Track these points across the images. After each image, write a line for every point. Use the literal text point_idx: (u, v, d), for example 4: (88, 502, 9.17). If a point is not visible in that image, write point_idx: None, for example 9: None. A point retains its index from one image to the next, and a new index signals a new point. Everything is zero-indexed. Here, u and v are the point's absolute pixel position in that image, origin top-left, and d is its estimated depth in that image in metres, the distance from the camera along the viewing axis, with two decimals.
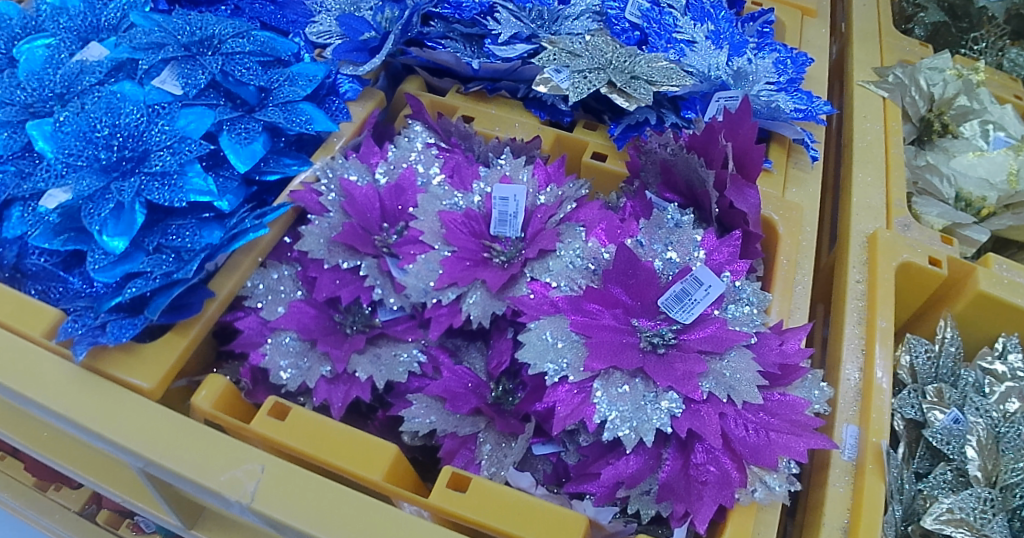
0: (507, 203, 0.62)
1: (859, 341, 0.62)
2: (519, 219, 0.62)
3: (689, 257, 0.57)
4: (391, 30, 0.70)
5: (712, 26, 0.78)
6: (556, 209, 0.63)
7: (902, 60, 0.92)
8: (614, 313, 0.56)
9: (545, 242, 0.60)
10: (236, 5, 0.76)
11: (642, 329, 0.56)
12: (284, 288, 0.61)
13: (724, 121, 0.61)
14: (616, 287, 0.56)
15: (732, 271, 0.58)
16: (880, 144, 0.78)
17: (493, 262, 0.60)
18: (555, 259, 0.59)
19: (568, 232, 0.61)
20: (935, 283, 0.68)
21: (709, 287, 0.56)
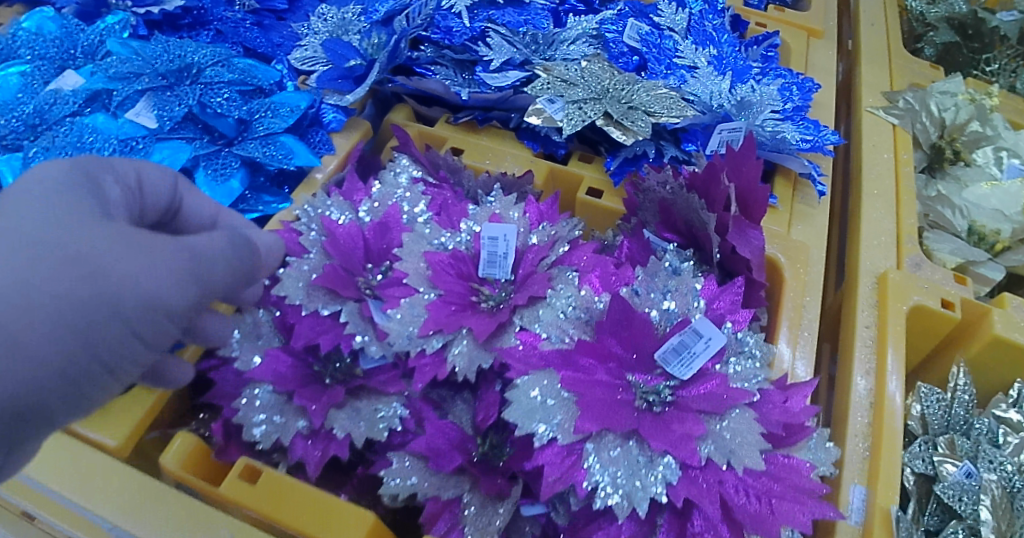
0: (497, 243, 0.58)
1: (868, 391, 0.59)
2: (509, 261, 0.58)
3: (690, 308, 0.54)
4: (378, 57, 0.66)
5: (714, 51, 0.76)
6: (547, 253, 0.59)
7: (912, 83, 0.89)
8: (608, 367, 0.53)
9: (537, 289, 0.56)
10: (218, 29, 0.72)
11: (637, 383, 0.52)
12: (262, 335, 0.58)
13: (727, 159, 0.57)
14: (609, 339, 0.53)
15: (733, 322, 0.54)
16: (890, 175, 0.74)
17: (480, 307, 0.57)
18: (546, 307, 0.56)
19: (560, 277, 0.57)
20: (948, 327, 0.64)
21: (710, 340, 0.52)
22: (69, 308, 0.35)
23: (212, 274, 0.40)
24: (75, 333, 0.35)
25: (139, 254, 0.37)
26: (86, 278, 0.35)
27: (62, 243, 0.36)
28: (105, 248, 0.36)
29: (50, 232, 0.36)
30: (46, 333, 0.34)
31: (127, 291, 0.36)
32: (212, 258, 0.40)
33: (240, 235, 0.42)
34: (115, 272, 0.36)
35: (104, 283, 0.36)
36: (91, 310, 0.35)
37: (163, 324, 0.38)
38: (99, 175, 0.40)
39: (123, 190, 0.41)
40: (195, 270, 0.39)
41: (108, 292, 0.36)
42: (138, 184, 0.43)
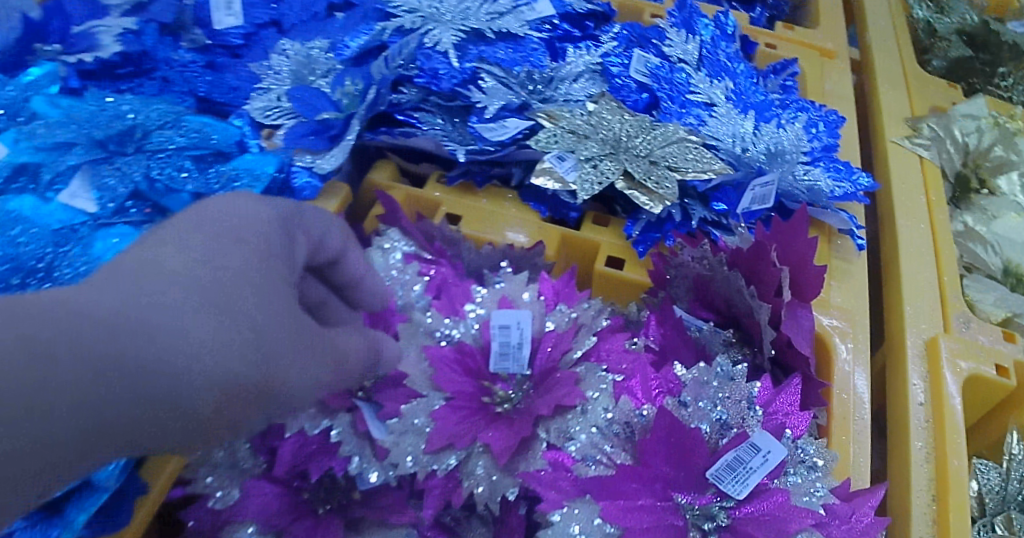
0: (510, 331, 0.50)
1: (928, 481, 0.51)
2: (524, 350, 0.51)
3: (743, 414, 0.47)
4: (358, 109, 0.62)
5: (731, 83, 0.73)
6: (568, 346, 0.51)
7: (932, 108, 0.84)
8: (654, 489, 0.43)
9: (565, 395, 0.47)
10: (165, 76, 0.67)
11: (686, 505, 0.43)
12: (245, 460, 0.50)
13: (772, 233, 0.50)
14: (655, 458, 0.43)
15: (791, 428, 0.47)
16: (924, 219, 0.69)
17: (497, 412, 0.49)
18: (578, 419, 0.47)
19: (588, 379, 0.49)
20: (1002, 394, 0.57)
21: (769, 453, 0.45)
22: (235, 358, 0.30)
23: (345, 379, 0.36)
24: (226, 403, 0.30)
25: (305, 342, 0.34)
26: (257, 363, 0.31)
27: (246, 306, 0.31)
28: (281, 329, 0.32)
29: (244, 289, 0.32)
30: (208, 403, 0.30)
31: (281, 386, 0.32)
32: (351, 362, 0.36)
33: (372, 342, 0.38)
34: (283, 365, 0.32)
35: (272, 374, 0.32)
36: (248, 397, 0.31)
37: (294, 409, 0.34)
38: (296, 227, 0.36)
39: (308, 248, 0.37)
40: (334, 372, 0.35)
41: (269, 384, 0.32)
42: (322, 240, 0.39)
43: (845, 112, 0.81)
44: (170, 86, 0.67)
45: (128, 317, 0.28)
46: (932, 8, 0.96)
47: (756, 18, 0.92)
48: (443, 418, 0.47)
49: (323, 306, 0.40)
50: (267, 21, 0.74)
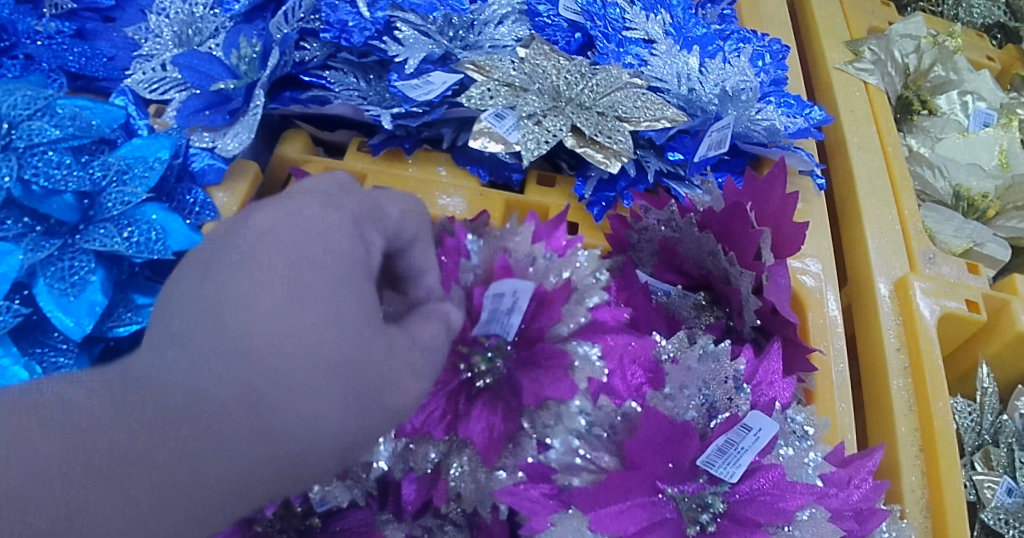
0: (504, 299, 0.40)
1: (913, 431, 0.50)
2: (512, 321, 0.42)
3: (730, 394, 0.42)
4: (258, 84, 0.53)
5: (667, 16, 0.66)
6: (561, 319, 0.42)
7: (871, 28, 0.81)
8: (642, 482, 0.37)
9: (550, 387, 0.40)
10: (27, 53, 0.57)
11: (677, 495, 0.38)
12: None
13: (744, 189, 0.47)
14: (644, 456, 0.38)
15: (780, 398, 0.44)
16: (878, 149, 0.66)
17: (474, 388, 0.41)
18: (563, 416, 0.40)
19: (582, 370, 0.41)
20: (970, 329, 0.57)
21: (760, 430, 0.40)
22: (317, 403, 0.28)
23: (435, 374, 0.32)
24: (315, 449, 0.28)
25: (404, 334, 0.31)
26: (368, 387, 0.29)
27: (353, 332, 0.28)
28: (370, 365, 0.29)
29: (342, 302, 0.28)
30: (332, 424, 0.28)
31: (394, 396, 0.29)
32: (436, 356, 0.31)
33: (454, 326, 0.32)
34: (395, 372, 0.29)
35: (382, 384, 0.29)
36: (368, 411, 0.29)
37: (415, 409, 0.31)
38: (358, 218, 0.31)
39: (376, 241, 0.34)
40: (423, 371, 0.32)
41: (384, 394, 0.29)
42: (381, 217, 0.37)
43: (784, 38, 0.76)
44: (34, 64, 0.56)
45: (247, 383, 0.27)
46: None
47: None
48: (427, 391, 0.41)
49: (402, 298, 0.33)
50: None
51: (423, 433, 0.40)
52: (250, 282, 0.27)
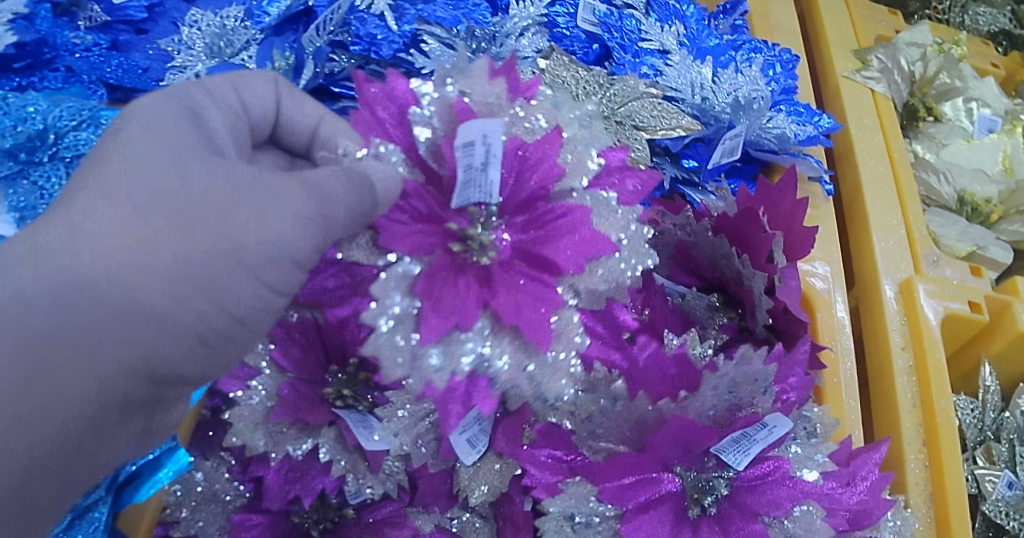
0: (475, 149, 0.35)
1: (917, 426, 0.53)
2: (493, 174, 0.37)
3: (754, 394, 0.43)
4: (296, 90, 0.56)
5: (682, 27, 0.69)
6: (560, 175, 0.39)
7: (877, 37, 0.84)
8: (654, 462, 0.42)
9: (582, 246, 0.39)
10: (67, 65, 0.59)
11: (683, 472, 0.42)
12: (226, 493, 0.46)
13: (757, 195, 0.49)
14: (670, 443, 0.40)
15: (790, 396, 0.46)
16: (884, 155, 0.69)
17: (482, 268, 0.38)
18: (600, 275, 0.39)
19: (605, 217, 0.40)
20: (972, 328, 0.59)
21: (774, 426, 0.43)
22: (178, 263, 0.32)
23: (336, 217, 0.35)
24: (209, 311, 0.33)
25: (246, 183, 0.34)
26: (205, 229, 0.33)
27: (175, 186, 0.33)
28: (223, 206, 0.33)
29: (134, 185, 0.33)
30: (160, 287, 0.31)
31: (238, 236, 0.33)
32: (336, 192, 0.35)
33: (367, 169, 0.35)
34: (225, 211, 0.33)
35: (220, 223, 0.33)
36: (215, 257, 0.32)
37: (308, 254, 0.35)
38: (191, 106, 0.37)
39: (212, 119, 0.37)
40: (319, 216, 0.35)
41: (225, 235, 0.33)
42: (240, 104, 0.39)
43: (793, 47, 0.79)
44: (75, 75, 0.58)
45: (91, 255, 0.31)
46: None
47: None
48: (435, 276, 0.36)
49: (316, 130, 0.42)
50: None
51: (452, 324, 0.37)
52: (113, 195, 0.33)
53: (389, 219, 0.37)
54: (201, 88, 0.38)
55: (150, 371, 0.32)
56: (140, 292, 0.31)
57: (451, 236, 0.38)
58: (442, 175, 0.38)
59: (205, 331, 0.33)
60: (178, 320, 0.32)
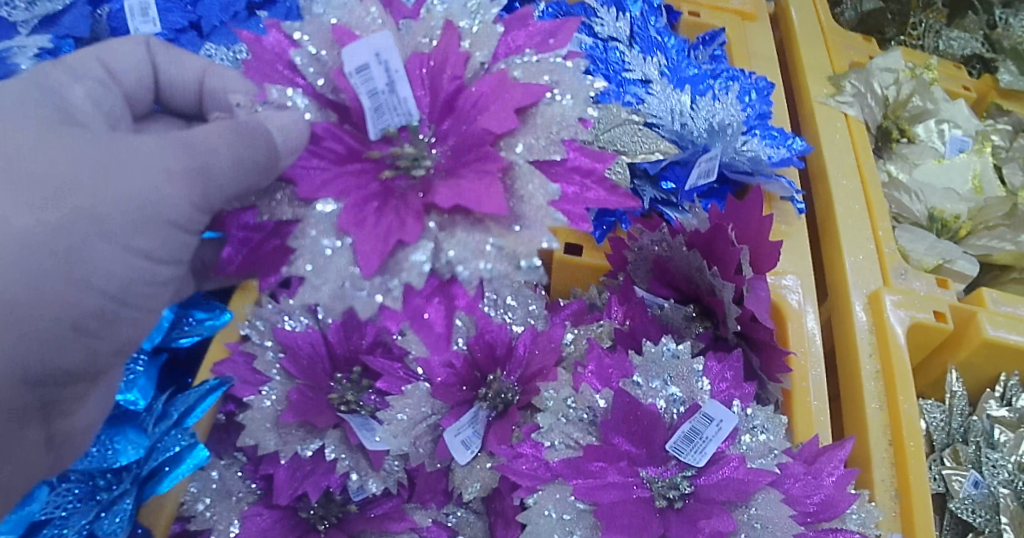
0: (370, 70, 0.38)
1: (884, 428, 0.56)
2: (403, 90, 0.39)
3: (695, 391, 0.50)
4: None
5: (663, 58, 0.74)
6: (465, 57, 0.39)
7: (851, 62, 0.89)
8: (619, 467, 0.48)
9: (509, 103, 0.38)
10: None
11: (649, 477, 0.48)
12: (238, 490, 0.50)
13: (726, 212, 0.53)
14: (617, 436, 0.49)
15: (740, 397, 0.51)
16: (856, 175, 0.73)
17: (418, 180, 0.38)
18: (546, 131, 0.38)
19: (539, 104, 0.39)
20: (939, 337, 0.62)
21: (721, 421, 0.49)
22: (52, 233, 0.34)
23: (220, 168, 0.38)
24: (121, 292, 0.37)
25: (103, 151, 0.37)
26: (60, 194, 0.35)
27: (30, 160, 0.35)
28: (90, 174, 0.36)
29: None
30: (39, 270, 0.34)
31: (98, 208, 0.36)
32: (217, 150, 0.38)
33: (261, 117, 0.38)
34: (84, 182, 0.36)
35: (80, 193, 0.35)
36: (81, 231, 0.35)
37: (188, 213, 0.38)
38: (50, 84, 0.40)
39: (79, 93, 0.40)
40: (202, 168, 0.38)
41: (94, 204, 0.36)
42: (105, 72, 0.43)
43: (769, 74, 0.84)
44: None
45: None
46: None
47: None
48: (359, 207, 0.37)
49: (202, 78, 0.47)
50: None
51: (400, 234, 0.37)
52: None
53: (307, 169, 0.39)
54: (63, 64, 0.41)
55: (21, 368, 0.35)
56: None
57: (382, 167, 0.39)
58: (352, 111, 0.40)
59: (78, 317, 0.36)
60: (39, 313, 0.35)
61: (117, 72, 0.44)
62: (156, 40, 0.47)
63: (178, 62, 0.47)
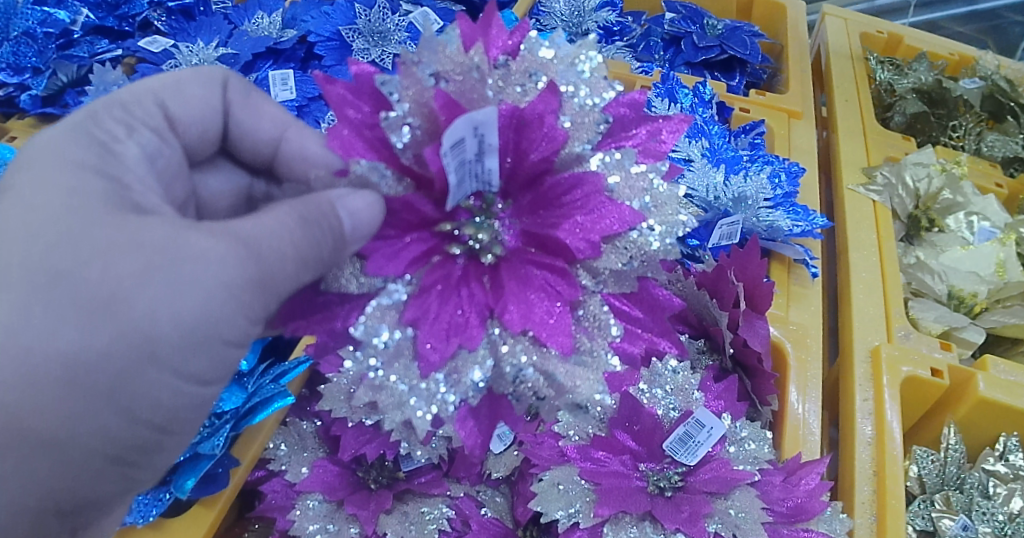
0: (466, 142, 0.41)
1: (870, 459, 0.66)
2: (490, 163, 0.44)
3: (690, 401, 0.60)
4: None
5: (706, 142, 0.80)
6: (564, 140, 0.45)
7: (887, 158, 0.93)
8: (622, 459, 0.58)
9: (593, 227, 0.45)
10: None
11: (648, 472, 0.57)
12: (306, 447, 0.62)
13: (732, 258, 0.63)
14: (622, 433, 0.58)
15: (732, 412, 0.61)
16: (876, 253, 0.81)
17: (486, 266, 0.46)
18: (619, 251, 0.46)
19: (623, 183, 0.45)
20: (937, 392, 0.72)
21: (712, 428, 0.57)
22: (107, 360, 0.40)
23: (277, 274, 0.42)
24: (147, 413, 0.42)
25: (163, 242, 0.41)
26: (109, 315, 0.39)
27: (89, 263, 0.40)
28: (144, 291, 0.40)
29: (46, 250, 0.40)
30: (80, 402, 0.40)
31: (151, 329, 0.40)
32: (281, 262, 0.42)
33: (330, 196, 0.42)
34: (134, 297, 0.40)
35: (125, 314, 0.39)
36: (133, 356, 0.40)
37: (240, 323, 0.43)
38: (105, 136, 0.47)
39: (139, 151, 0.47)
40: (260, 282, 0.42)
41: (142, 339, 0.40)
42: (167, 123, 0.51)
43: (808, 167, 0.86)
44: None
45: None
46: (891, 70, 1.01)
47: (734, 85, 1.01)
48: (425, 298, 0.44)
49: (283, 133, 0.57)
50: (316, 94, 0.89)
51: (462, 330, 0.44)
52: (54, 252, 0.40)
53: (380, 239, 0.45)
54: (130, 112, 0.49)
55: (65, 495, 0.43)
56: (46, 426, 0.40)
57: (449, 239, 0.46)
58: (428, 176, 0.44)
59: (118, 452, 0.43)
60: (82, 444, 0.41)
61: (178, 120, 0.52)
62: (234, 81, 0.56)
63: (254, 114, 0.56)
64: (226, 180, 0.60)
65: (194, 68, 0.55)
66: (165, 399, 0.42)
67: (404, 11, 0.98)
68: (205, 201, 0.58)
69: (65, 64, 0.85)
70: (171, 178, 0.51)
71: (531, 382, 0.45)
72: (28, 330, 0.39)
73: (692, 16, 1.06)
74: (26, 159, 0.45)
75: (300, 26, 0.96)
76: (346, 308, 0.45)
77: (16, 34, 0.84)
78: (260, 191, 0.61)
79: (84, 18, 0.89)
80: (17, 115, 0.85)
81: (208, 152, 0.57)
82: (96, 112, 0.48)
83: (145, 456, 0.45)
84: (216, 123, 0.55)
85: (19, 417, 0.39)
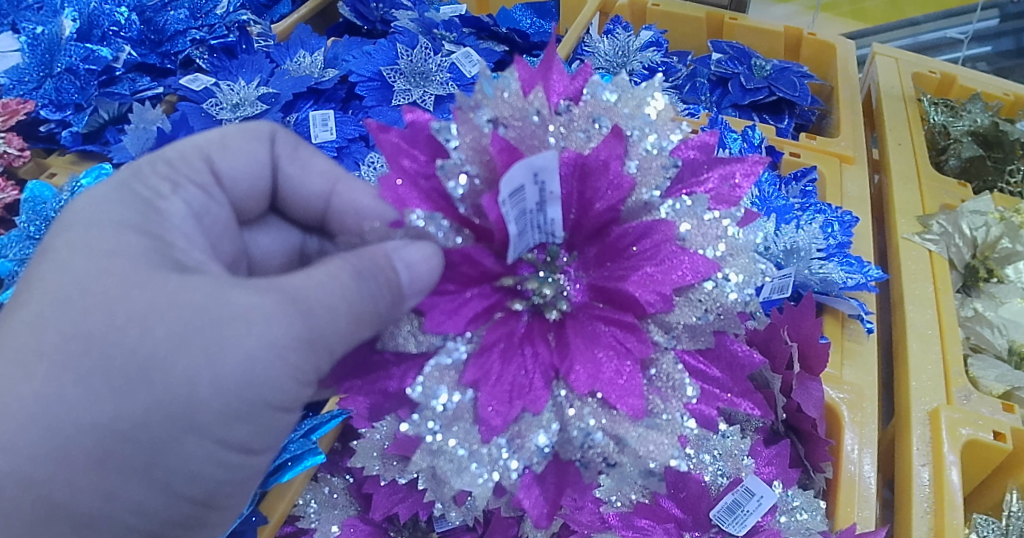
0: (526, 190, 0.39)
1: (928, 528, 0.62)
2: (553, 213, 0.42)
3: (740, 467, 0.57)
4: None
5: (756, 191, 0.76)
6: (631, 188, 0.43)
7: (943, 206, 0.89)
8: (666, 528, 0.53)
9: (664, 279, 0.42)
10: None
11: None
12: (340, 504, 0.61)
13: (784, 315, 0.61)
14: (668, 501, 0.54)
15: (783, 480, 0.58)
16: (932, 306, 0.78)
17: (551, 322, 0.44)
18: (692, 304, 0.43)
19: (694, 235, 0.43)
20: (1000, 457, 0.68)
21: (762, 496, 0.55)
22: (143, 432, 0.37)
23: (331, 332, 0.41)
24: (173, 501, 0.40)
25: (204, 299, 0.39)
26: (142, 383, 0.37)
27: (125, 327, 0.38)
28: (184, 354, 0.38)
29: (77, 316, 0.39)
30: (117, 479, 0.38)
31: (191, 395, 0.38)
32: (335, 322, 0.40)
33: (386, 247, 0.40)
34: (170, 362, 0.37)
35: (163, 381, 0.37)
36: (169, 424, 0.38)
37: (290, 386, 0.41)
38: (149, 194, 0.46)
39: (185, 208, 0.46)
40: (309, 343, 0.40)
41: (180, 415, 0.38)
42: (213, 178, 0.50)
43: (862, 216, 0.82)
44: None
45: (25, 458, 0.37)
46: (945, 112, 0.97)
47: (784, 128, 0.98)
48: (487, 357, 0.42)
49: (334, 188, 0.55)
50: (356, 135, 0.88)
51: (524, 388, 0.42)
52: (87, 309, 0.39)
53: (439, 294, 0.43)
54: (178, 170, 0.48)
55: None
56: (78, 502, 0.38)
57: (512, 293, 0.44)
58: (489, 229, 0.42)
59: (160, 528, 0.41)
60: (117, 520, 0.39)
61: (225, 175, 0.51)
62: (282, 133, 0.55)
63: (303, 167, 0.55)
64: (277, 237, 0.58)
65: (242, 124, 0.54)
66: (203, 471, 0.40)
67: (446, 51, 0.98)
68: (256, 259, 0.56)
69: (106, 101, 0.85)
70: (218, 236, 0.49)
71: (599, 446, 0.43)
72: (60, 401, 0.37)
73: (738, 56, 1.04)
74: (67, 216, 0.43)
75: (342, 66, 0.96)
76: (403, 368, 0.43)
77: (59, 70, 0.86)
78: (313, 246, 0.59)
79: (127, 55, 0.89)
80: (57, 151, 0.86)
81: (258, 209, 0.55)
82: (140, 169, 0.47)
83: (184, 531, 0.42)
84: (264, 178, 0.54)
85: (48, 493, 0.38)
